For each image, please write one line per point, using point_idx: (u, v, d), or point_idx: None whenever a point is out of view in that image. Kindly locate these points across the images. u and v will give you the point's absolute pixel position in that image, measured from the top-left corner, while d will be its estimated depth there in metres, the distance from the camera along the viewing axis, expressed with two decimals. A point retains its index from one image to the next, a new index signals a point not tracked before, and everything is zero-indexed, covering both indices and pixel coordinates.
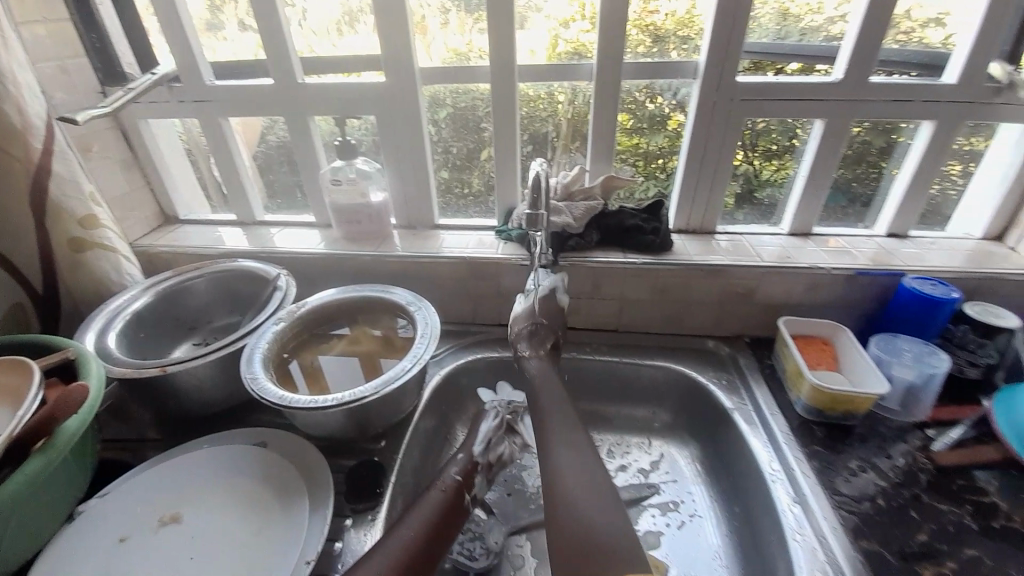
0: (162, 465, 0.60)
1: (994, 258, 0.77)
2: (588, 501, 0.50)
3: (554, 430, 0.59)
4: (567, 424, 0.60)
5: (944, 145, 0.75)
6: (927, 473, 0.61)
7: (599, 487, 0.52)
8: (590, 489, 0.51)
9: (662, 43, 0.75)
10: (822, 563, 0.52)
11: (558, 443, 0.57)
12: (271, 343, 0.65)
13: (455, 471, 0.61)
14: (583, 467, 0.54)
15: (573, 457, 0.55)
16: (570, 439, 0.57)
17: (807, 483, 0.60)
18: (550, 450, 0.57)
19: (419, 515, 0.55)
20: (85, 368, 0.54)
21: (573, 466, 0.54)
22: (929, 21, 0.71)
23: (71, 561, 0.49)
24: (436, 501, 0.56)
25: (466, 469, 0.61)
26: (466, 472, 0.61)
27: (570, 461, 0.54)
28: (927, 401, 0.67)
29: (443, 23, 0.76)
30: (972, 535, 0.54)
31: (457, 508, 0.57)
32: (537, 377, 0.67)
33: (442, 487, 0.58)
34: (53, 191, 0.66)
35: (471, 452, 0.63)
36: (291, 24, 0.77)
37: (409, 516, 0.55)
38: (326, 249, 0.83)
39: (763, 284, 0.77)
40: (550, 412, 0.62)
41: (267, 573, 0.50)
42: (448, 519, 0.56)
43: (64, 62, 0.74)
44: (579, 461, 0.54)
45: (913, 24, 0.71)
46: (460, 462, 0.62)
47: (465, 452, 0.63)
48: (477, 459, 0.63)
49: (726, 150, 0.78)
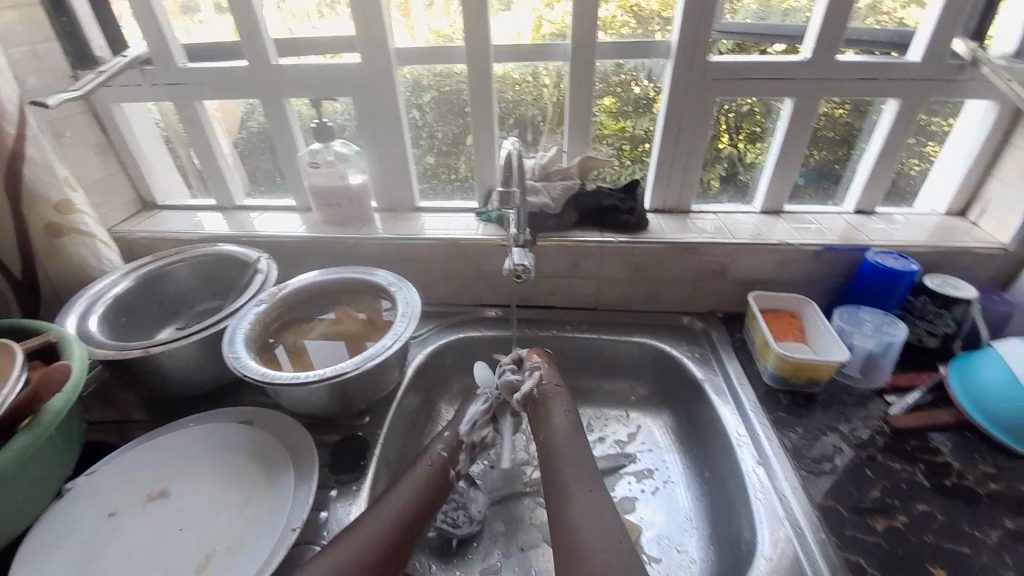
0: (149, 443, 0.61)
1: (956, 232, 0.80)
2: (594, 526, 0.51)
3: (565, 454, 0.59)
4: (582, 459, 0.59)
5: (909, 123, 0.77)
6: (884, 435, 0.64)
7: (606, 513, 0.53)
8: (596, 517, 0.52)
9: (647, 24, 0.76)
10: (782, 518, 0.55)
11: (567, 469, 0.58)
12: (253, 324, 0.66)
13: (442, 447, 0.63)
14: (592, 495, 0.55)
15: (579, 483, 0.56)
16: (577, 466, 0.58)
17: (770, 446, 0.63)
18: (558, 475, 0.57)
19: (400, 495, 0.56)
20: (67, 350, 0.55)
21: (583, 495, 0.55)
22: (909, 2, 0.73)
23: (63, 534, 0.51)
24: (422, 477, 0.59)
25: (451, 446, 0.63)
26: (452, 448, 0.63)
27: (580, 490, 0.55)
28: (887, 368, 0.71)
29: (426, 4, 0.76)
30: (923, 491, 0.58)
31: (443, 482, 0.60)
32: (552, 402, 0.66)
33: (430, 461, 0.61)
34: (27, 176, 0.66)
35: (456, 431, 0.65)
36: (270, 6, 0.76)
37: (394, 492, 0.57)
38: (307, 233, 0.84)
39: (735, 260, 0.79)
40: (564, 443, 0.61)
41: (255, 541, 0.52)
42: (432, 495, 0.58)
43: (36, 46, 0.73)
44: (585, 488, 0.55)
45: (893, 5, 0.73)
46: (446, 439, 0.64)
47: (451, 431, 0.65)
48: (463, 438, 0.65)
49: (701, 130, 0.79)
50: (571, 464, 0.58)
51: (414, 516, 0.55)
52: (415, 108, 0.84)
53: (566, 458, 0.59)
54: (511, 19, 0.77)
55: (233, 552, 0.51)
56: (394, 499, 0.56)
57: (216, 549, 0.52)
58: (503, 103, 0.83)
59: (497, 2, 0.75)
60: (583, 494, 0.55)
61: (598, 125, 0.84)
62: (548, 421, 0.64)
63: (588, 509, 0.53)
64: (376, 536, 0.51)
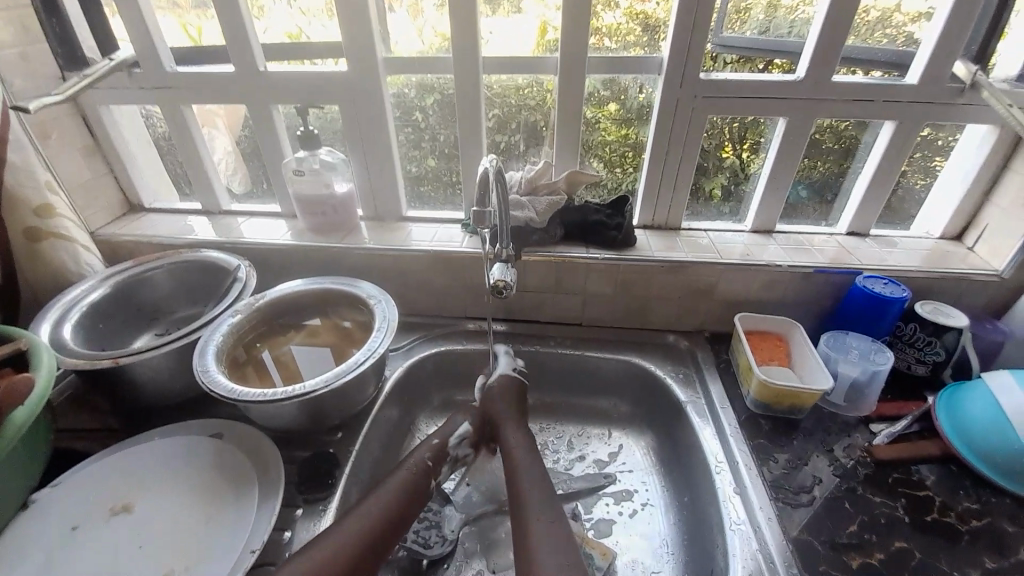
0: (115, 454, 0.60)
1: (950, 258, 0.78)
2: (553, 559, 0.50)
3: (528, 476, 0.59)
4: (543, 485, 0.58)
5: (905, 145, 0.75)
6: (866, 467, 0.63)
7: (568, 551, 0.51)
8: (555, 541, 0.52)
9: (652, 32, 0.74)
10: (754, 550, 0.54)
11: (528, 492, 0.58)
12: (227, 335, 0.65)
13: (428, 454, 0.63)
14: (553, 527, 0.53)
15: (540, 513, 0.55)
16: (538, 489, 0.58)
17: (749, 474, 0.62)
18: (520, 507, 0.56)
19: (357, 515, 0.54)
20: (35, 360, 0.54)
21: (546, 527, 0.53)
22: (917, 16, 0.70)
23: (20, 549, 0.50)
24: (385, 499, 0.57)
25: (437, 453, 0.64)
26: (437, 456, 0.63)
27: (540, 521, 0.54)
28: (872, 397, 0.69)
29: (436, 5, 0.74)
30: (901, 528, 0.57)
31: (425, 489, 0.60)
32: (509, 426, 0.66)
33: (411, 468, 0.61)
34: (7, 180, 0.66)
35: (444, 440, 0.65)
36: (279, 4, 0.75)
37: (374, 494, 0.57)
38: (293, 240, 0.83)
39: (722, 280, 0.78)
40: (523, 467, 0.61)
41: (214, 559, 0.51)
42: (413, 499, 0.59)
43: (25, 49, 0.73)
44: (546, 519, 0.54)
45: (902, 19, 0.71)
46: (433, 446, 0.64)
47: (438, 439, 0.65)
48: (449, 450, 0.65)
49: (692, 146, 0.78)
50: (533, 494, 0.57)
51: (368, 539, 0.52)
52: (419, 110, 0.83)
53: (529, 489, 0.58)
54: (519, 24, 0.76)
55: (192, 570, 0.51)
56: (349, 524, 0.53)
57: (174, 567, 0.51)
58: (505, 108, 0.82)
59: (507, 4, 0.74)
60: (545, 527, 0.53)
61: (601, 130, 0.83)
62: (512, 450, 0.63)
63: (551, 541, 0.52)
64: (322, 560, 0.49)
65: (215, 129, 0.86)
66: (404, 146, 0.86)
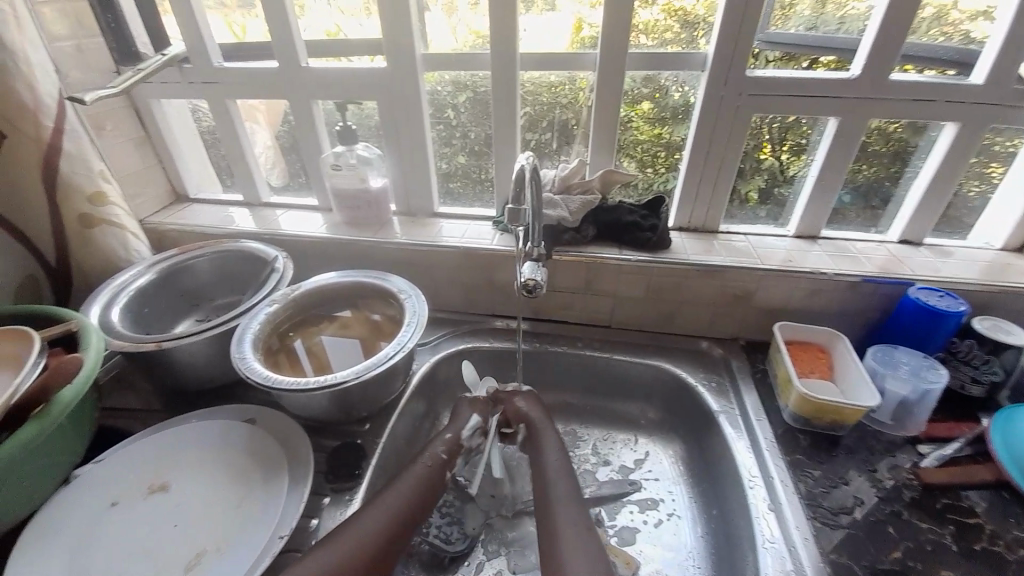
0: (157, 435, 0.63)
1: (1013, 271, 0.72)
2: (583, 564, 0.50)
3: (556, 479, 0.60)
4: (569, 487, 0.59)
5: (965, 149, 0.70)
6: (912, 490, 0.59)
7: (596, 557, 0.51)
8: (582, 541, 0.52)
9: (691, 29, 0.72)
10: (788, 572, 0.52)
11: (553, 493, 0.58)
12: (263, 324, 0.67)
13: (442, 448, 0.63)
14: (578, 529, 0.54)
15: (571, 520, 0.55)
16: (564, 490, 0.58)
17: (784, 491, 0.59)
18: (549, 512, 0.56)
19: (374, 512, 0.54)
20: (85, 340, 0.57)
21: (576, 533, 0.53)
22: (977, 14, 0.66)
23: (67, 521, 0.53)
24: (402, 493, 0.57)
25: (451, 447, 0.64)
26: (451, 450, 0.64)
27: (570, 528, 0.54)
28: (921, 416, 0.65)
29: (471, 3, 0.74)
30: (950, 557, 0.53)
31: (439, 482, 0.60)
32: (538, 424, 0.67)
33: (428, 462, 0.61)
34: (64, 168, 0.70)
35: (457, 433, 0.66)
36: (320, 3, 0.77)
37: (390, 488, 0.57)
38: (327, 233, 0.85)
39: (761, 287, 0.75)
40: (550, 469, 0.61)
41: (245, 542, 0.52)
42: (427, 492, 0.59)
43: (82, 42, 0.76)
44: (577, 524, 0.54)
45: (960, 16, 0.66)
46: (447, 440, 0.64)
47: (452, 432, 0.66)
48: (463, 442, 0.65)
49: (732, 146, 0.75)
50: (563, 500, 0.57)
51: (386, 539, 0.52)
52: (451, 107, 0.83)
53: (559, 496, 0.58)
54: (554, 21, 0.75)
55: (222, 552, 0.52)
56: (363, 520, 0.53)
57: (206, 548, 0.53)
58: (537, 106, 0.81)
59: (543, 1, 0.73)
60: (572, 530, 0.54)
61: (634, 130, 0.81)
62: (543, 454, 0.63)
63: (580, 547, 0.52)
64: (340, 553, 0.49)
65: (257, 124, 0.89)
66: (436, 143, 0.87)
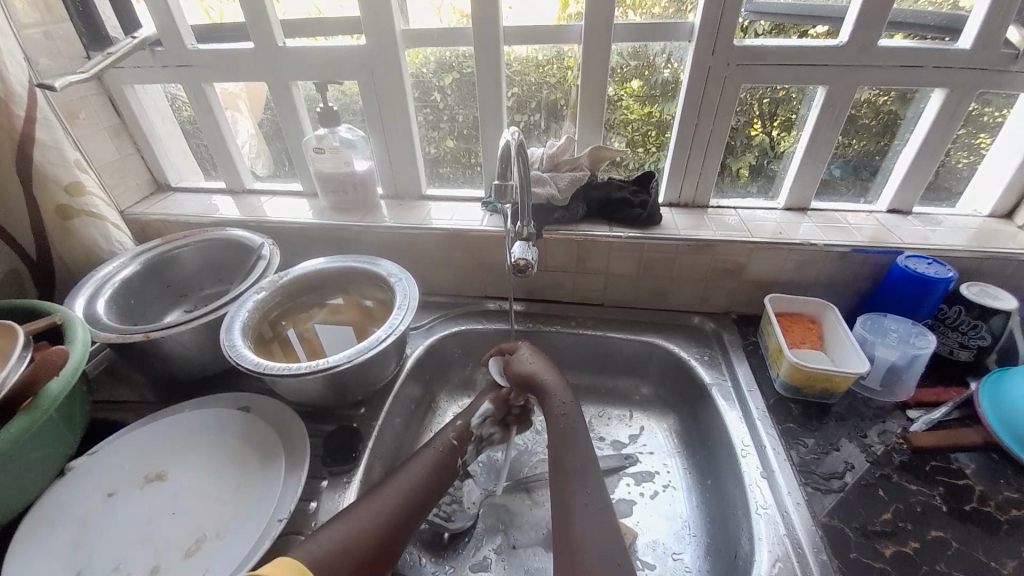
0: (147, 426, 0.62)
1: (1000, 236, 0.73)
2: (595, 542, 0.51)
3: (569, 445, 0.60)
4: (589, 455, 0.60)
5: (955, 115, 0.70)
6: (902, 454, 0.61)
7: (611, 536, 0.52)
8: (601, 509, 0.54)
9: (678, 3, 0.71)
10: (782, 535, 0.53)
11: (569, 453, 0.60)
12: (252, 311, 0.66)
13: (453, 434, 0.64)
14: (596, 500, 0.55)
15: (590, 501, 0.55)
16: (582, 450, 0.60)
17: (776, 459, 0.60)
18: (563, 485, 0.57)
19: (378, 490, 0.55)
20: (70, 333, 0.56)
21: (590, 514, 0.54)
22: None
23: (60, 513, 0.53)
24: (412, 476, 0.58)
25: (461, 434, 0.65)
26: (462, 437, 0.65)
27: (585, 507, 0.54)
28: (910, 382, 0.66)
29: None
30: (939, 517, 0.54)
31: (450, 468, 0.61)
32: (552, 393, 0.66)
33: (439, 447, 0.62)
34: (38, 159, 0.68)
35: (468, 421, 0.67)
36: None
37: (398, 470, 0.58)
38: (314, 220, 0.83)
39: (752, 260, 0.74)
40: (564, 430, 0.62)
41: (243, 528, 0.53)
42: (438, 477, 0.60)
43: (49, 27, 0.73)
44: (592, 496, 0.56)
45: None
46: (457, 427, 0.65)
47: (463, 420, 0.67)
48: (473, 430, 0.66)
49: (722, 120, 0.74)
50: (581, 478, 0.57)
51: (396, 509, 0.54)
52: (437, 90, 0.81)
53: (578, 469, 0.58)
54: None
55: (221, 538, 0.52)
56: (376, 496, 0.54)
57: (206, 533, 0.53)
58: (525, 86, 0.80)
59: None
60: (590, 506, 0.55)
61: (624, 108, 0.79)
62: (558, 419, 0.63)
63: (597, 530, 0.52)
64: (347, 533, 0.50)
65: (238, 112, 0.87)
66: (423, 127, 0.85)
